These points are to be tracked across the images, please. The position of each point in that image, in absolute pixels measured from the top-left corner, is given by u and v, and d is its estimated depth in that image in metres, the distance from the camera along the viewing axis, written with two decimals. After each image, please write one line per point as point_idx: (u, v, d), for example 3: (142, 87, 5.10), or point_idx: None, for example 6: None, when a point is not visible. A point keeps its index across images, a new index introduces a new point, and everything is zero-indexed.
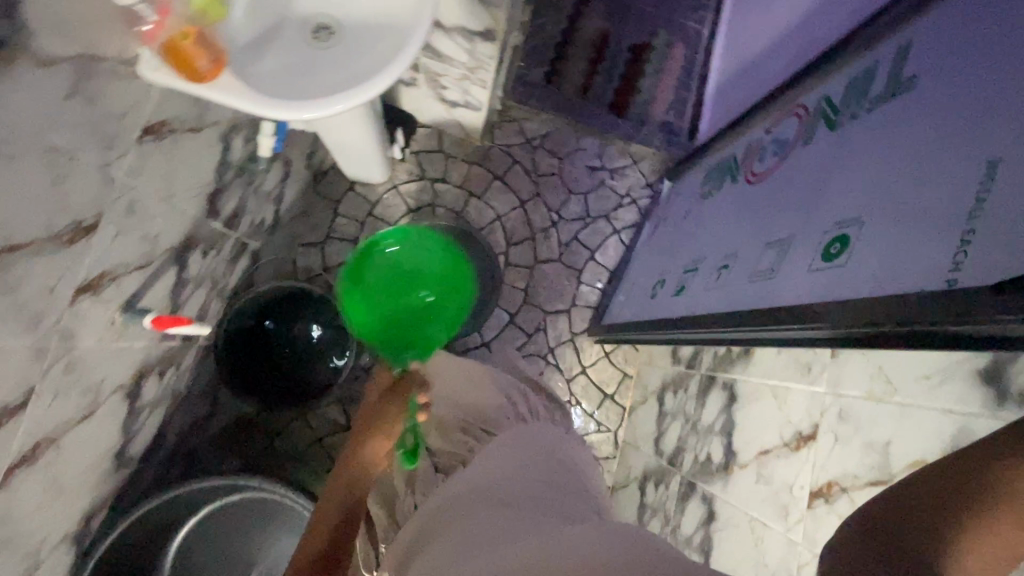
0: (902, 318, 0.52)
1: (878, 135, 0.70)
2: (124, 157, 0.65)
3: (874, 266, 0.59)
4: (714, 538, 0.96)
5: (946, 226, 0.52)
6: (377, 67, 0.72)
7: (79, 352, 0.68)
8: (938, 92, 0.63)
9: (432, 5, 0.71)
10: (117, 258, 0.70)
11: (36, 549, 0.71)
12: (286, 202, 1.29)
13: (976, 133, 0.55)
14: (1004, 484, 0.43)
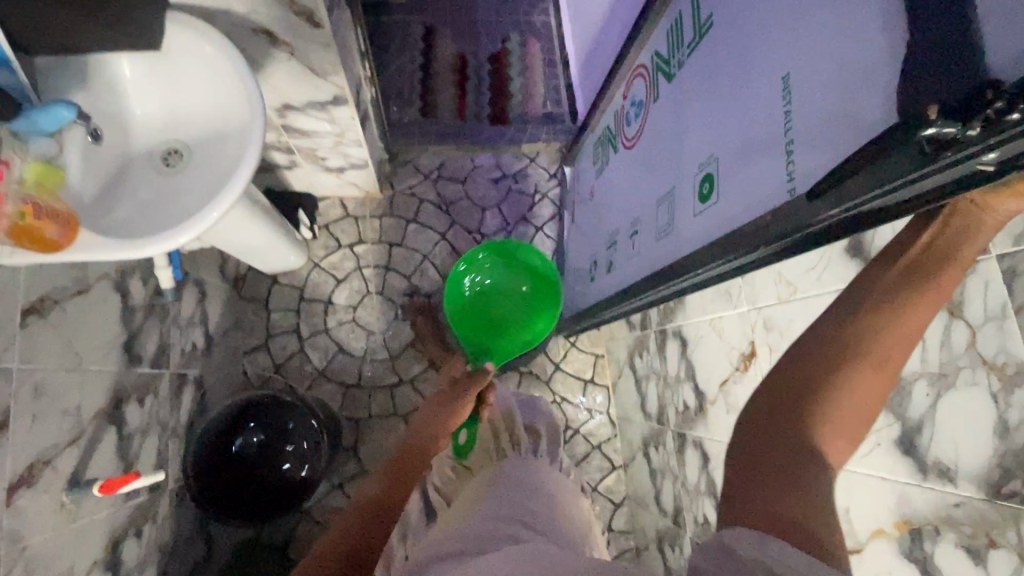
0: (765, 235, 0.56)
1: (703, 76, 0.76)
2: (11, 345, 0.65)
3: (738, 196, 0.64)
4: (715, 478, 0.99)
5: (774, 145, 0.58)
6: (228, 173, 0.74)
7: (35, 547, 0.66)
8: (729, 27, 0.70)
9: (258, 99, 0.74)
10: (42, 443, 0.69)
11: None
12: (214, 320, 1.28)
13: (766, 51, 0.61)
14: (867, 345, 0.51)
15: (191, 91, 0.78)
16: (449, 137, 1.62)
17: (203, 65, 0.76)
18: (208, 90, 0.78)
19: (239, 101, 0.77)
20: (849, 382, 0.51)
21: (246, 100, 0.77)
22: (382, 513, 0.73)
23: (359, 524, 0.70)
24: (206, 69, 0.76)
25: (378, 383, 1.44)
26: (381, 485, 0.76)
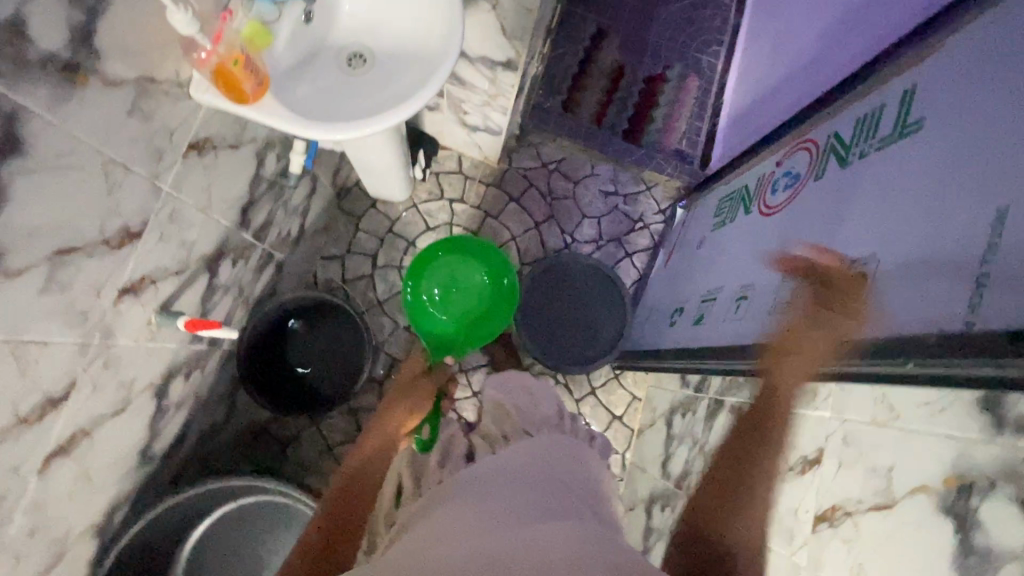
0: (921, 357, 0.55)
1: (884, 175, 0.73)
2: (170, 168, 0.71)
3: (898, 307, 0.62)
4: None
5: (967, 273, 0.55)
6: (407, 93, 0.78)
7: (118, 348, 0.72)
8: (940, 139, 0.66)
9: (462, 38, 0.76)
10: (157, 263, 0.75)
11: (63, 536, 0.74)
12: (311, 217, 1.34)
13: (980, 178, 0.58)
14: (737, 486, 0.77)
15: (397, 8, 0.82)
16: (579, 138, 1.56)
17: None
18: (414, 13, 0.81)
19: (440, 35, 0.80)
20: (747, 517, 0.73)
21: (444, 34, 0.80)
22: (361, 495, 0.74)
23: (338, 512, 0.71)
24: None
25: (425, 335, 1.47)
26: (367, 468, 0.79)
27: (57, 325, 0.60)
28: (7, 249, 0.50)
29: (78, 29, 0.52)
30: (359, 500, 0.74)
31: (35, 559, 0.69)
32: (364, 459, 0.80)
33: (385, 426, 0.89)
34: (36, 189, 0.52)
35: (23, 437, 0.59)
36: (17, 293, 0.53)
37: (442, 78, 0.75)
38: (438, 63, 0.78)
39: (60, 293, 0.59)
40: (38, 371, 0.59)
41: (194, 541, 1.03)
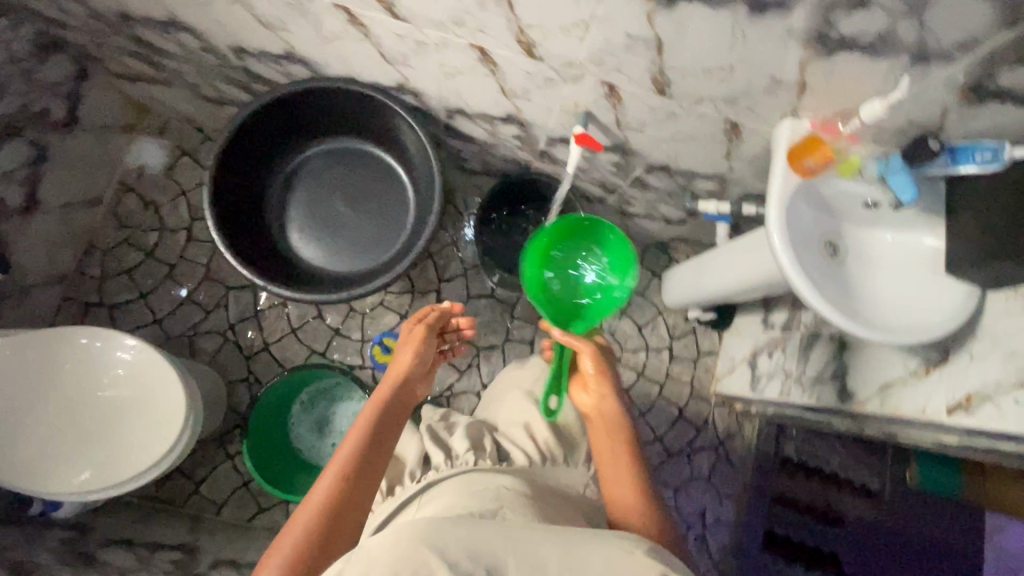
0: None
1: None
2: (718, 103, 0.82)
3: None
4: None
5: None
6: (841, 309, 0.81)
7: (560, 77, 0.86)
8: None
9: (906, 343, 0.78)
10: (629, 98, 0.87)
11: (399, 55, 0.90)
12: (642, 221, 1.41)
13: None
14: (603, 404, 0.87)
15: (915, 275, 0.85)
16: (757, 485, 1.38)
17: (938, 293, 0.82)
18: (913, 294, 0.84)
19: (908, 324, 0.82)
20: (625, 503, 0.74)
21: (906, 329, 0.81)
22: (334, 514, 0.68)
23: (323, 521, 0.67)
24: (933, 298, 0.82)
25: (537, 334, 1.48)
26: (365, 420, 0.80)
27: (596, 41, 0.75)
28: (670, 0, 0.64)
29: (858, 39, 0.64)
30: (340, 518, 0.69)
31: (389, 38, 0.86)
32: (335, 487, 0.71)
33: (356, 437, 0.77)
34: (716, 16, 0.65)
35: (506, 22, 0.75)
36: (629, 9, 0.67)
37: (857, 329, 0.78)
38: (880, 331, 0.80)
39: (624, 34, 0.72)
40: (560, 27, 0.74)
41: (366, 152, 1.14)
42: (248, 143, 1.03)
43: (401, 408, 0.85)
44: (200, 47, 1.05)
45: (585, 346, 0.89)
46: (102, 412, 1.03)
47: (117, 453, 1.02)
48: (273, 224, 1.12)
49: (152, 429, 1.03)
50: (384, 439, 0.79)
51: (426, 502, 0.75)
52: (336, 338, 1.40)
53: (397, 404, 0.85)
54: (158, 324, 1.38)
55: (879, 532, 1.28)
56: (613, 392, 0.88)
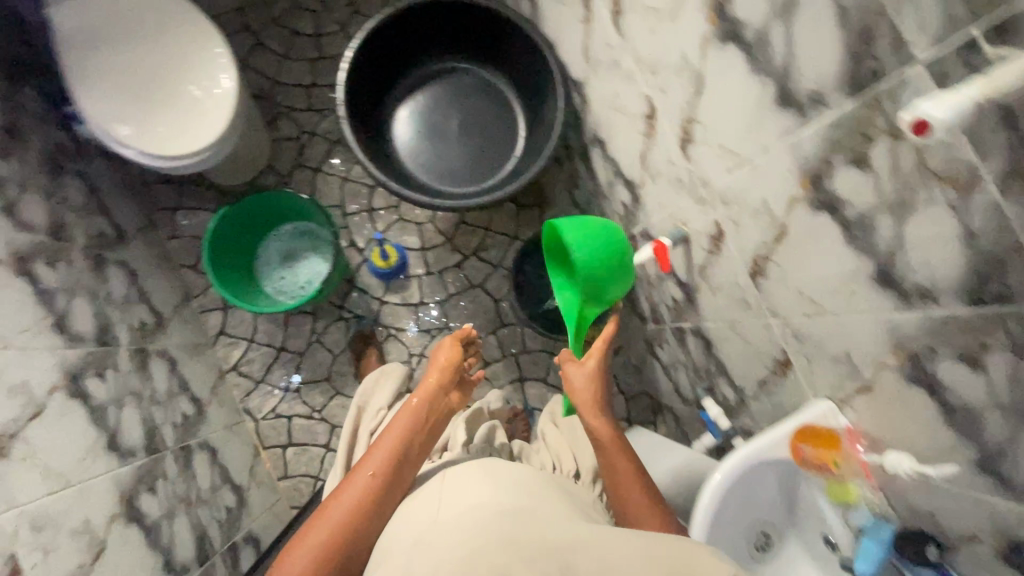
0: None
1: None
2: (789, 329, 0.74)
3: None
4: (81, 410, 0.83)
5: None
6: None
7: (690, 187, 0.81)
8: None
9: None
10: (726, 256, 0.81)
11: (597, 57, 0.89)
12: (658, 370, 1.32)
13: None
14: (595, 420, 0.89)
15: None
16: None
17: None
18: None
19: None
20: (661, 522, 0.77)
21: None
22: (360, 524, 0.74)
23: (349, 525, 0.74)
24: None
25: (496, 363, 1.43)
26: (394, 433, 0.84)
27: (737, 182, 0.70)
28: (819, 201, 0.58)
29: (946, 393, 0.54)
30: (370, 524, 0.75)
31: (600, 37, 0.85)
32: (363, 486, 0.77)
33: (382, 454, 0.81)
34: (844, 253, 0.58)
35: (686, 101, 0.72)
36: (782, 179, 0.62)
37: None
38: None
39: (762, 197, 0.67)
40: (721, 144, 0.69)
41: (512, 108, 1.15)
42: (436, 21, 1.06)
43: (432, 416, 0.90)
44: None
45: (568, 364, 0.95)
46: (172, 95, 1.08)
47: (167, 119, 1.08)
48: (398, 92, 1.15)
49: (184, 138, 1.07)
50: (414, 456, 0.83)
51: (448, 473, 0.78)
52: (364, 214, 1.44)
53: (427, 416, 0.89)
54: (271, 83, 1.47)
55: None
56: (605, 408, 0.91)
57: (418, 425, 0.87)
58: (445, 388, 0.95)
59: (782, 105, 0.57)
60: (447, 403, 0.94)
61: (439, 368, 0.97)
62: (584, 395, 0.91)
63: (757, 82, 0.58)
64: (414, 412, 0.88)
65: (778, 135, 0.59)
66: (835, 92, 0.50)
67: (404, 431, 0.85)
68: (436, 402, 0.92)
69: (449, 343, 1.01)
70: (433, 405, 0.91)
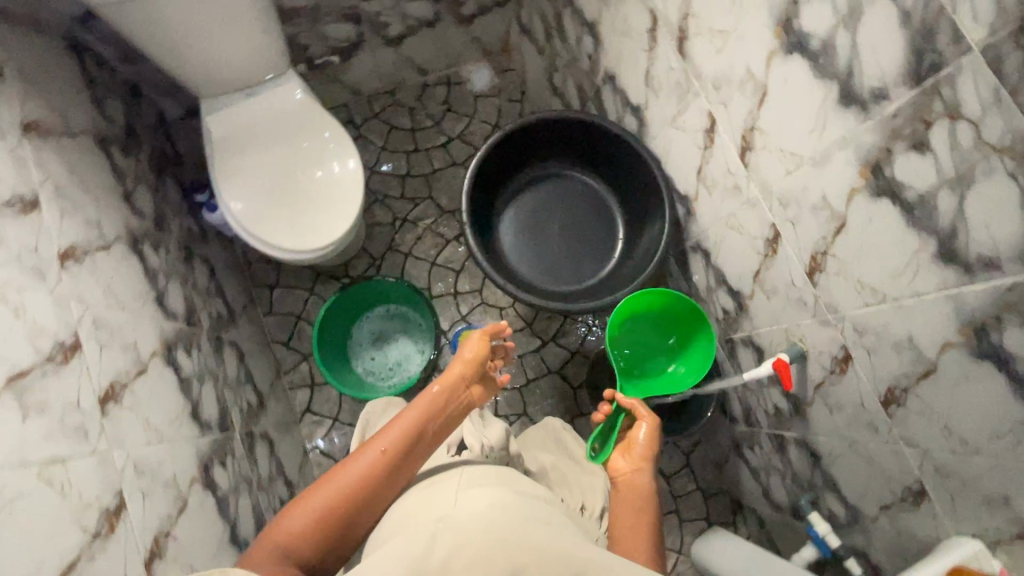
0: None
1: None
2: (930, 461, 0.74)
3: None
4: (211, 501, 0.85)
5: None
6: None
7: (814, 309, 0.84)
8: None
9: None
10: (852, 378, 0.82)
11: (713, 180, 0.95)
12: (742, 468, 1.30)
13: None
14: (634, 473, 0.88)
15: None
16: None
17: None
18: None
19: None
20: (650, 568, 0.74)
21: None
22: (358, 501, 0.73)
23: (350, 504, 0.73)
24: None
25: None
26: (411, 416, 0.82)
27: (877, 315, 0.72)
28: (982, 351, 0.60)
29: None
30: (370, 505, 0.74)
31: (720, 165, 0.91)
32: (367, 463, 0.75)
33: (393, 434, 0.78)
34: (1010, 402, 0.60)
35: (821, 235, 0.76)
36: (935, 323, 0.65)
37: None
38: None
39: (907, 335, 0.69)
40: (861, 280, 0.72)
41: (612, 212, 1.21)
42: (551, 133, 1.15)
43: (448, 403, 0.86)
44: (588, 52, 1.21)
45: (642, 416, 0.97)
46: (305, 187, 1.16)
47: (285, 220, 1.14)
48: (506, 192, 1.22)
49: (313, 226, 1.14)
50: (422, 444, 0.80)
51: (465, 472, 0.76)
52: (448, 297, 1.50)
53: (445, 403, 0.86)
54: (369, 173, 1.57)
55: None
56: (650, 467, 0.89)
57: (433, 412, 0.84)
58: (468, 378, 0.91)
59: (944, 261, 0.60)
60: (469, 394, 0.90)
61: (469, 358, 0.93)
62: (641, 449, 0.92)
63: (915, 236, 0.62)
64: (432, 399, 0.84)
65: (935, 284, 0.62)
66: (1012, 262, 0.53)
67: (419, 417, 0.82)
68: (456, 392, 0.88)
69: (479, 334, 0.97)
70: (453, 394, 0.87)
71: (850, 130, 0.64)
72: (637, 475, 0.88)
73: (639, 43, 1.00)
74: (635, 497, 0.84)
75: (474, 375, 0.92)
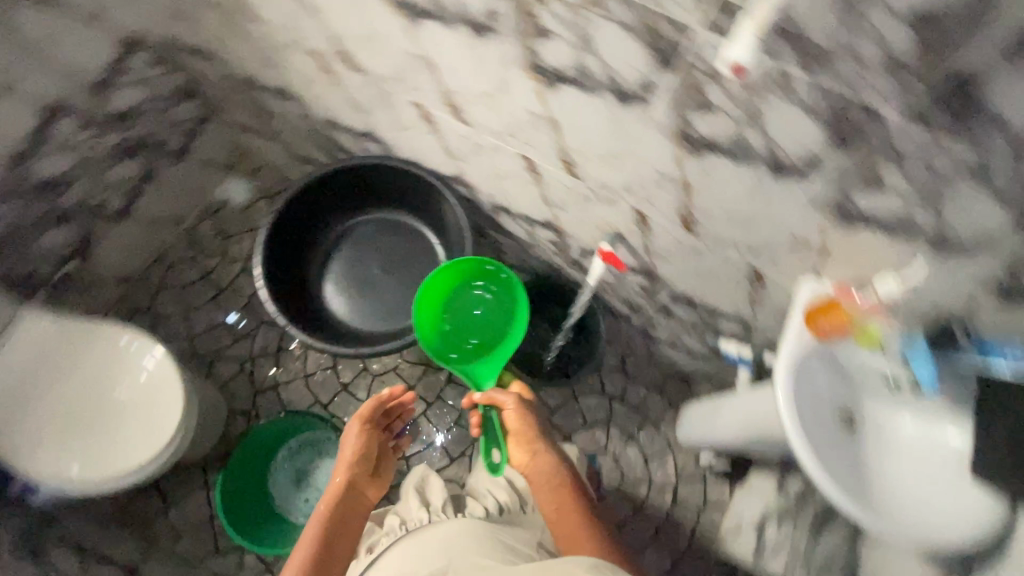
0: None
1: None
2: (742, 247, 0.85)
3: None
4: None
5: None
6: (846, 488, 0.76)
7: (596, 196, 0.92)
8: None
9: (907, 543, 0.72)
10: (658, 227, 0.91)
11: (461, 151, 1.01)
12: (664, 349, 1.39)
13: None
14: (535, 453, 0.94)
15: (933, 472, 0.78)
16: None
17: (959, 496, 0.75)
18: (933, 495, 0.77)
19: (916, 522, 0.75)
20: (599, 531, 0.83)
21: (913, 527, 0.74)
22: None
23: None
24: (954, 494, 0.75)
25: None
26: (309, 532, 0.87)
27: (628, 171, 0.82)
28: (696, 147, 0.70)
29: (876, 219, 0.66)
30: None
31: (455, 136, 0.97)
32: None
33: (296, 563, 0.83)
34: (738, 170, 0.70)
35: (553, 139, 0.84)
36: (660, 148, 0.74)
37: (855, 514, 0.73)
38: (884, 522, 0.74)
39: (654, 170, 0.79)
40: (600, 153, 0.81)
41: (417, 228, 1.24)
42: (315, 199, 1.16)
43: (350, 502, 0.92)
44: (303, 114, 1.23)
45: (507, 402, 1.00)
46: (112, 407, 1.06)
47: (121, 433, 1.04)
48: (315, 271, 1.22)
49: (146, 431, 1.05)
50: (330, 562, 0.84)
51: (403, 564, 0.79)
52: (341, 394, 1.42)
53: (343, 501, 0.92)
54: (190, 341, 1.46)
55: None
56: (544, 446, 0.95)
57: (330, 523, 0.88)
58: (364, 470, 0.98)
59: (625, 103, 0.69)
60: (365, 482, 0.97)
61: (356, 450, 1.00)
62: (526, 435, 0.96)
63: (597, 99, 0.71)
64: (322, 519, 0.88)
65: (636, 123, 0.72)
66: (656, 74, 0.63)
67: (316, 529, 0.87)
68: (352, 486, 0.94)
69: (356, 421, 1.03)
70: (346, 491, 0.94)
71: (502, 52, 0.72)
72: (540, 461, 0.93)
73: (329, 83, 1.04)
74: (543, 482, 0.91)
75: (368, 463, 1.00)
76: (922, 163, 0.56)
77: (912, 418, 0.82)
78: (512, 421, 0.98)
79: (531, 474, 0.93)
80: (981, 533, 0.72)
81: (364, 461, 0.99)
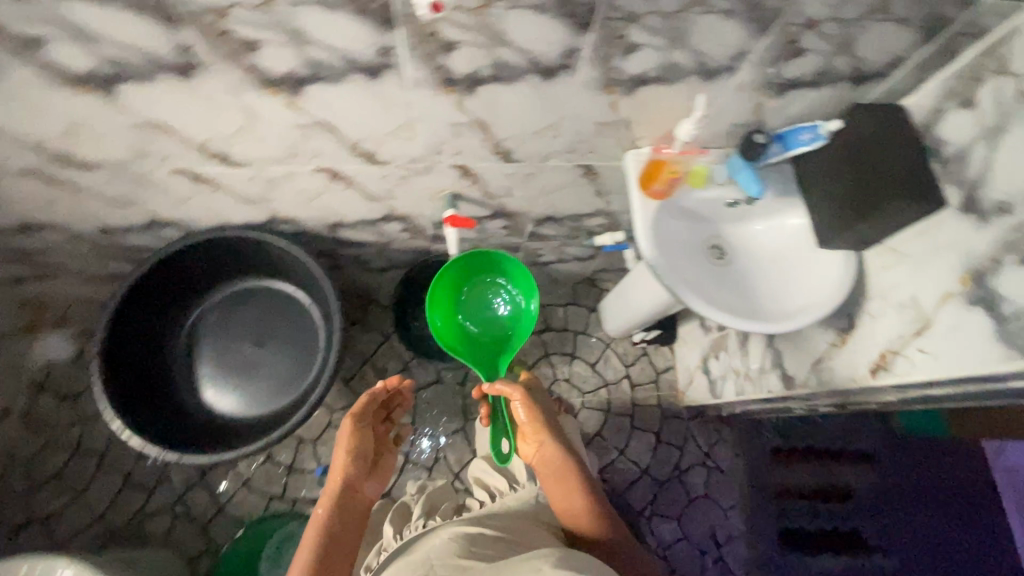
0: None
1: None
2: (562, 152, 0.86)
3: None
4: None
5: None
6: (737, 310, 0.84)
7: (411, 172, 0.88)
8: None
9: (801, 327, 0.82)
10: (483, 170, 0.90)
11: (258, 193, 0.92)
12: (558, 268, 1.42)
13: None
14: (541, 444, 0.89)
15: (797, 258, 0.88)
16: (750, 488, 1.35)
17: (822, 267, 0.85)
18: (805, 277, 0.87)
19: (800, 306, 0.85)
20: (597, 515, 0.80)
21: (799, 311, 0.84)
22: None
23: None
24: (819, 272, 0.85)
25: None
26: (313, 535, 0.78)
27: (424, 136, 0.78)
28: (465, 85, 0.68)
29: (647, 76, 0.69)
30: None
31: (242, 181, 0.88)
32: None
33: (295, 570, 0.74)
34: (514, 89, 0.69)
35: (335, 140, 0.78)
36: (435, 102, 0.71)
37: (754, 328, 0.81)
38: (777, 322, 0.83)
39: (444, 123, 0.76)
40: (386, 131, 0.77)
41: (264, 285, 1.14)
42: (137, 314, 1.03)
43: (351, 501, 0.84)
44: (70, 237, 1.05)
45: (513, 391, 0.93)
46: None
47: None
48: (184, 384, 1.10)
49: None
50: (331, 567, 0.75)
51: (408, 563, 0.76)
52: (290, 477, 1.33)
53: (345, 504, 0.84)
54: (100, 521, 1.28)
55: (887, 497, 1.27)
56: (551, 435, 0.90)
57: (333, 523, 0.80)
58: (362, 466, 0.90)
59: (375, 75, 0.65)
60: (366, 482, 0.89)
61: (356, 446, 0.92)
62: (534, 423, 0.90)
63: (347, 84, 0.66)
64: (324, 520, 0.80)
65: (398, 89, 0.68)
66: (385, 36, 0.59)
67: (319, 529, 0.79)
68: (353, 484, 0.87)
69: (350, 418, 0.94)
70: (346, 492, 0.85)
71: (224, 80, 0.64)
72: (549, 451, 0.88)
73: (72, 192, 0.89)
74: (548, 472, 0.86)
75: (367, 462, 0.91)
76: (650, 12, 0.59)
77: (762, 224, 0.91)
78: (518, 411, 0.92)
79: (540, 467, 0.88)
80: (849, 286, 0.82)
81: (363, 459, 0.91)
